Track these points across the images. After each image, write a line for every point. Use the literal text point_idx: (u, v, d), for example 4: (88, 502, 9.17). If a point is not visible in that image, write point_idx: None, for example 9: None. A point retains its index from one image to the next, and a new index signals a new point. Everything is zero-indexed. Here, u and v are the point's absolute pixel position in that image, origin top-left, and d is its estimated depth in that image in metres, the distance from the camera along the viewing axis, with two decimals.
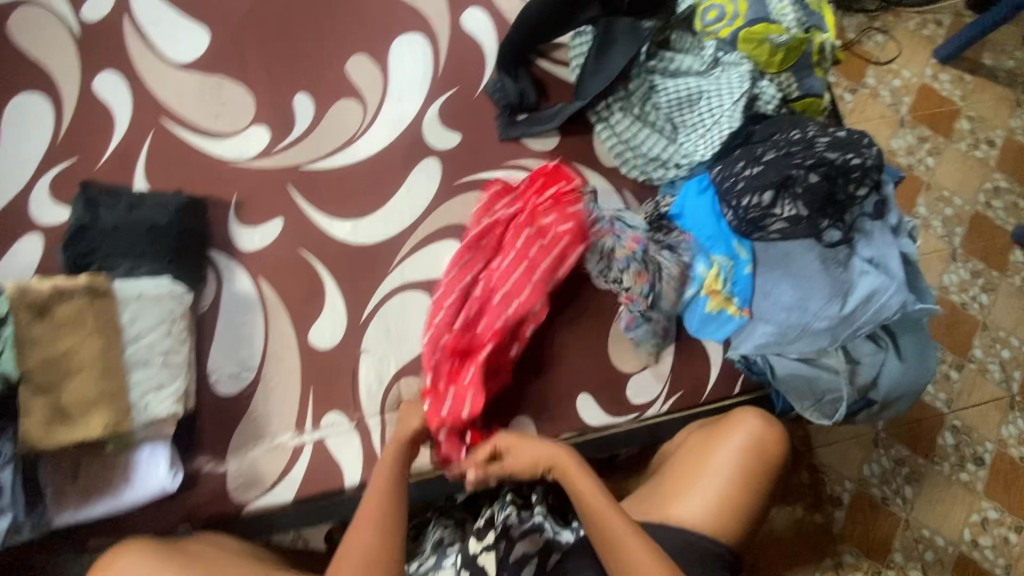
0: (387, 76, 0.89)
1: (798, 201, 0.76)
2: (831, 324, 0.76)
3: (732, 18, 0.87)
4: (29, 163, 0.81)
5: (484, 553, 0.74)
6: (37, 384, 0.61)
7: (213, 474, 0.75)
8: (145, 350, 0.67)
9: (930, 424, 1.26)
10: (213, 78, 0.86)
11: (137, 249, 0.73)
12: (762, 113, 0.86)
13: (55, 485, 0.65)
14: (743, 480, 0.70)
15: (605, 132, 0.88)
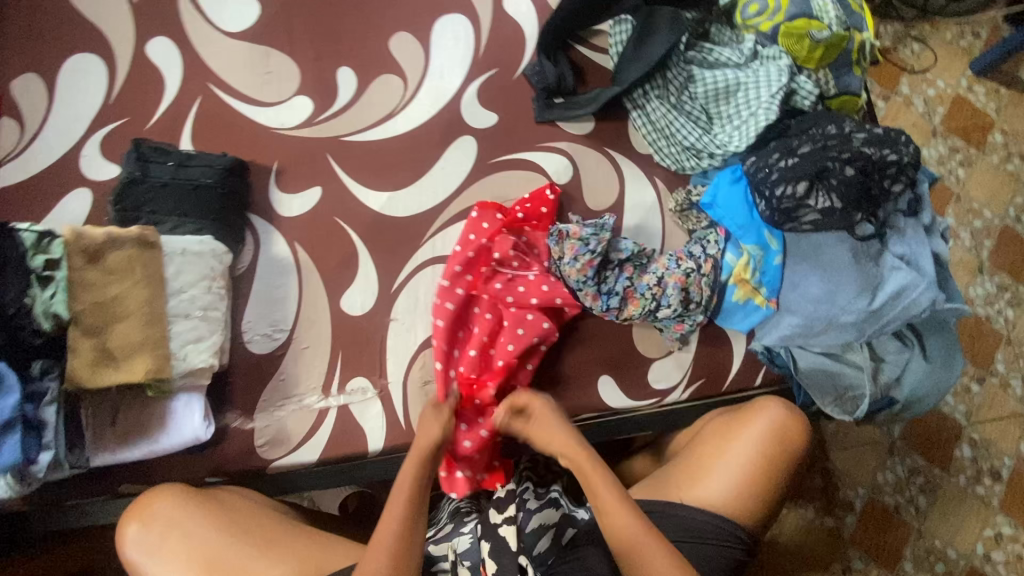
0: (428, 54, 0.90)
1: (833, 193, 0.75)
2: (859, 318, 0.76)
3: (773, 13, 0.86)
4: (82, 121, 0.84)
5: (507, 526, 0.71)
6: (85, 327, 0.63)
7: (242, 430, 0.77)
8: (187, 303, 0.69)
9: (948, 436, 1.25)
10: (261, 48, 0.88)
11: (183, 208, 0.76)
12: (799, 108, 0.86)
13: (94, 427, 0.68)
14: (765, 463, 0.71)
15: (640, 120, 0.89)
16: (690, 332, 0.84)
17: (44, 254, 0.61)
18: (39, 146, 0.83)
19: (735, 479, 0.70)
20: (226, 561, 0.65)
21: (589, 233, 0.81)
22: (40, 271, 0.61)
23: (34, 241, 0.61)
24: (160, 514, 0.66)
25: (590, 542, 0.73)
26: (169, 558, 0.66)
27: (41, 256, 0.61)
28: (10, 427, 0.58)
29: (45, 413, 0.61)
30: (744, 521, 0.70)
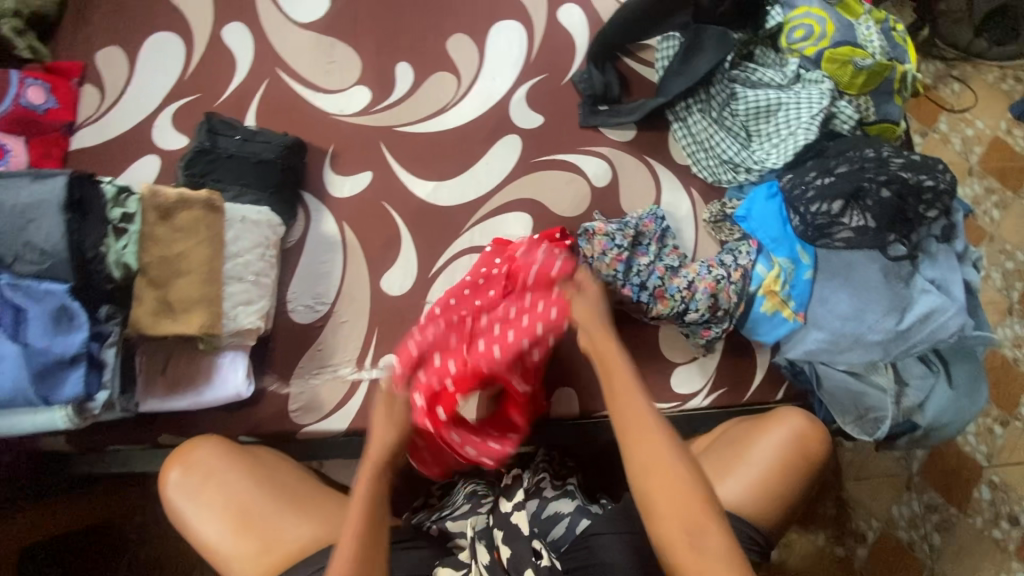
0: (483, 55, 0.95)
1: (867, 213, 0.78)
2: (885, 337, 0.77)
3: (818, 39, 0.89)
4: (158, 93, 0.91)
5: (517, 512, 0.74)
6: (150, 278, 0.67)
7: (277, 394, 0.80)
8: (241, 267, 0.73)
9: (967, 476, 1.22)
10: (327, 39, 0.94)
11: (244, 179, 0.81)
12: (837, 131, 0.88)
13: (147, 374, 0.73)
14: (784, 469, 0.72)
15: (681, 132, 0.93)
16: (716, 340, 0.85)
17: (121, 207, 0.66)
18: (118, 114, 0.90)
19: (754, 481, 0.72)
20: (257, 515, 0.69)
21: (614, 228, 0.84)
22: (117, 222, 0.66)
23: (113, 194, 0.66)
24: (201, 464, 0.71)
25: (608, 530, 0.73)
26: (204, 507, 0.69)
27: (118, 209, 0.66)
28: (75, 362, 0.61)
29: (105, 354, 0.64)
30: (762, 524, 0.71)
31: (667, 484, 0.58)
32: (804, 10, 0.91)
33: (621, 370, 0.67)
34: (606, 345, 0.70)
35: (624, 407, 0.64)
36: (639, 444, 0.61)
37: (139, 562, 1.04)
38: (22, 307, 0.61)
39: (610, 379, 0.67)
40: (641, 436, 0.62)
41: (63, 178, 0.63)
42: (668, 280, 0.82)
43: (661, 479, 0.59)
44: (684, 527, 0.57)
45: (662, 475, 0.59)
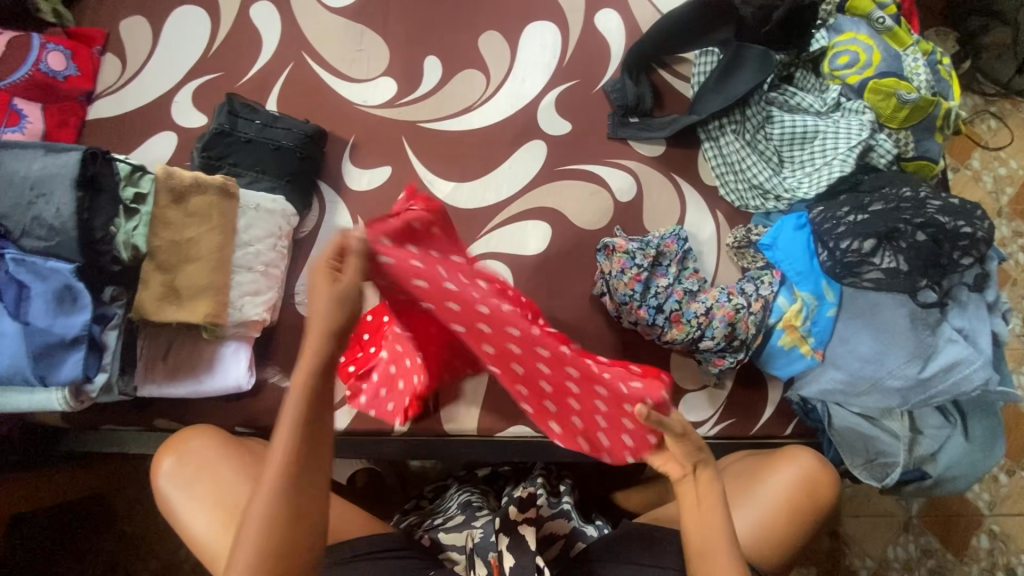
0: (515, 55, 0.92)
1: (900, 254, 0.74)
2: (905, 385, 0.75)
3: (864, 67, 0.86)
4: (179, 68, 0.89)
5: (524, 524, 0.71)
6: (159, 262, 0.66)
7: (276, 387, 0.79)
8: (251, 256, 0.72)
9: (967, 522, 1.20)
10: (358, 25, 0.92)
11: (261, 165, 0.79)
12: (874, 165, 0.85)
13: (148, 358, 0.71)
14: (789, 507, 0.71)
15: (711, 151, 0.90)
16: (728, 370, 0.83)
17: (134, 186, 0.65)
18: (139, 86, 0.88)
19: (757, 517, 0.70)
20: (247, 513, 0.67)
21: (635, 247, 0.81)
22: (129, 202, 0.64)
23: (126, 173, 0.65)
24: (194, 455, 0.70)
25: (605, 557, 0.73)
26: (195, 499, 0.68)
27: (130, 188, 0.65)
28: (76, 344, 0.59)
29: (107, 336, 0.63)
30: (761, 562, 0.70)
31: None
32: (851, 36, 0.88)
33: (716, 517, 0.58)
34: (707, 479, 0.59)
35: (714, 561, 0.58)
36: (707, 538, 0.58)
37: (128, 535, 1.03)
38: (26, 283, 0.59)
39: (706, 525, 0.58)
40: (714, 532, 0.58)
41: (78, 154, 0.61)
42: (694, 306, 0.80)
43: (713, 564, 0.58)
44: None
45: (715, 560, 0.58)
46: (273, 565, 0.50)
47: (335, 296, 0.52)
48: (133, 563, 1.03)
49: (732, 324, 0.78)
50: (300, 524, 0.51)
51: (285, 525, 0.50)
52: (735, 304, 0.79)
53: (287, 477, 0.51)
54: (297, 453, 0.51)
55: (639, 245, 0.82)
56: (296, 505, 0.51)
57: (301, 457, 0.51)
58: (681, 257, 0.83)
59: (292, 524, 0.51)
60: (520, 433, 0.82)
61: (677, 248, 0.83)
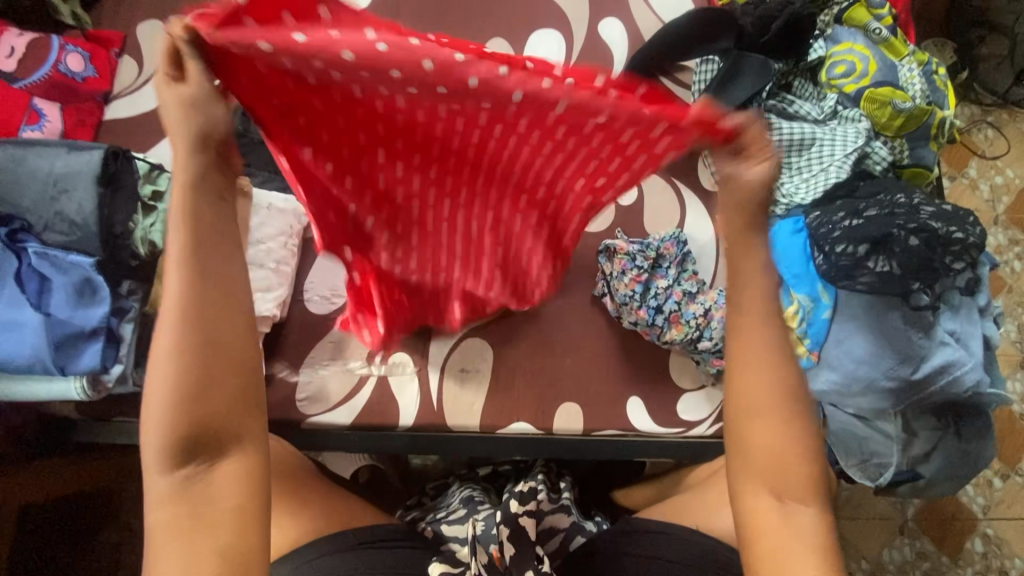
0: None
1: (893, 259, 0.76)
2: (897, 386, 0.76)
3: (861, 76, 0.89)
4: None
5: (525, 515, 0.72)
6: None
7: (285, 381, 0.81)
8: (263, 254, 0.75)
9: (962, 526, 1.21)
10: None
11: (274, 166, 0.82)
12: (869, 172, 0.87)
13: None
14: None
15: (711, 157, 0.93)
16: None
17: (152, 184, 0.67)
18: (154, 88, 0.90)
19: None
20: None
21: (636, 249, 0.83)
22: (147, 199, 0.66)
23: (144, 171, 0.67)
24: None
25: (608, 548, 0.74)
26: None
27: (149, 185, 0.67)
28: (94, 335, 0.61)
29: (123, 329, 0.64)
30: None
31: (769, 421, 0.51)
32: (847, 46, 0.91)
33: (760, 286, 0.50)
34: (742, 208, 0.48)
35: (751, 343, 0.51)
36: (747, 352, 0.51)
37: (132, 528, 1.05)
38: (47, 276, 0.61)
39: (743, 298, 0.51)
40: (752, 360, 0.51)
41: (100, 152, 0.64)
42: (693, 306, 0.81)
43: (752, 401, 0.51)
44: (770, 486, 0.52)
45: (756, 398, 0.51)
46: (196, 367, 0.45)
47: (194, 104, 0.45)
48: (136, 556, 1.04)
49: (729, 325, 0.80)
50: (223, 339, 0.46)
51: (197, 356, 0.45)
52: None
53: (188, 278, 0.45)
54: (196, 258, 0.45)
55: (639, 247, 0.84)
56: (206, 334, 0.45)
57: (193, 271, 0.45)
58: (681, 259, 0.85)
59: (204, 354, 0.45)
60: (524, 430, 0.83)
61: (676, 250, 0.85)
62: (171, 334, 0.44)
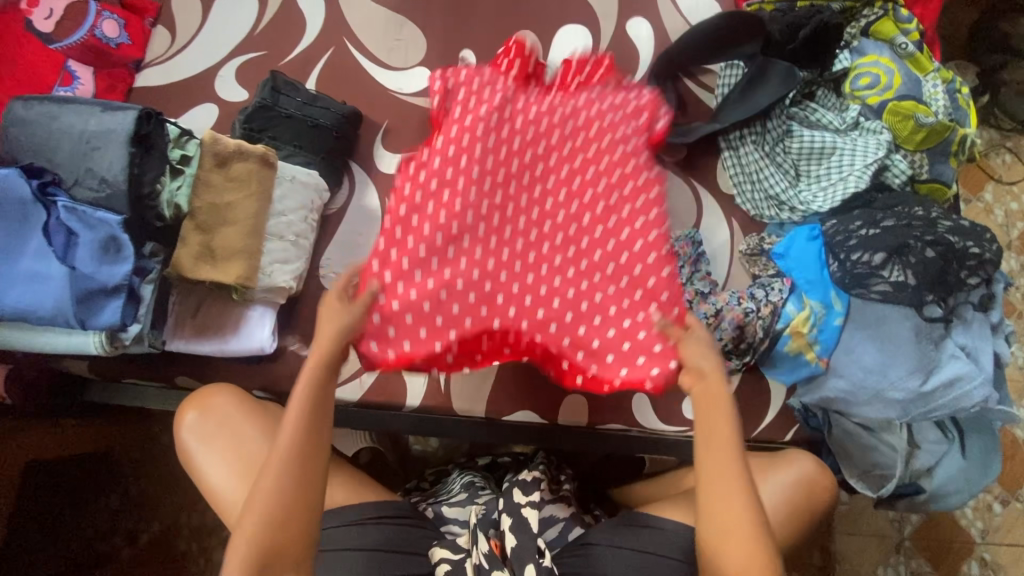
0: (547, 54, 0.96)
1: (908, 269, 0.76)
2: (906, 397, 0.76)
3: (884, 88, 0.89)
4: (226, 44, 0.92)
5: (528, 506, 0.74)
6: (199, 222, 0.69)
7: (296, 355, 0.80)
8: (283, 226, 0.75)
9: (958, 549, 1.21)
10: (399, 16, 0.95)
11: (299, 140, 0.83)
12: (887, 185, 0.87)
13: (177, 315, 0.74)
14: (795, 496, 0.73)
15: (730, 160, 0.92)
16: (735, 371, 0.85)
17: (181, 149, 0.68)
18: (187, 58, 0.92)
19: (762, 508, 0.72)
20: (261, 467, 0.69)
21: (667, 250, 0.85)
22: (176, 163, 0.68)
23: (176, 136, 0.68)
24: (217, 410, 0.72)
25: (603, 542, 0.74)
26: (212, 452, 0.71)
27: (178, 150, 0.68)
28: (116, 292, 0.62)
29: (143, 290, 0.66)
30: None
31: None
32: (873, 59, 0.91)
33: (727, 435, 0.61)
34: (714, 429, 0.61)
35: (719, 491, 0.60)
36: (718, 512, 0.59)
37: (132, 495, 1.07)
38: (74, 231, 0.62)
39: (713, 456, 0.60)
40: (735, 544, 0.58)
41: (134, 113, 0.65)
42: (704, 306, 0.83)
43: (732, 548, 0.58)
44: None
45: (734, 543, 0.58)
46: (284, 503, 0.58)
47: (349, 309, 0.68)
48: (136, 520, 1.06)
49: (738, 330, 0.81)
50: (306, 483, 0.59)
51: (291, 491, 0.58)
52: (745, 309, 0.81)
53: (301, 429, 0.60)
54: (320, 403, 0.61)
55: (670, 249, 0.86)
56: (301, 474, 0.59)
57: (312, 427, 0.60)
58: (694, 260, 0.87)
59: (297, 485, 0.58)
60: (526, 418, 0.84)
61: (688, 248, 0.87)
62: (269, 503, 0.57)
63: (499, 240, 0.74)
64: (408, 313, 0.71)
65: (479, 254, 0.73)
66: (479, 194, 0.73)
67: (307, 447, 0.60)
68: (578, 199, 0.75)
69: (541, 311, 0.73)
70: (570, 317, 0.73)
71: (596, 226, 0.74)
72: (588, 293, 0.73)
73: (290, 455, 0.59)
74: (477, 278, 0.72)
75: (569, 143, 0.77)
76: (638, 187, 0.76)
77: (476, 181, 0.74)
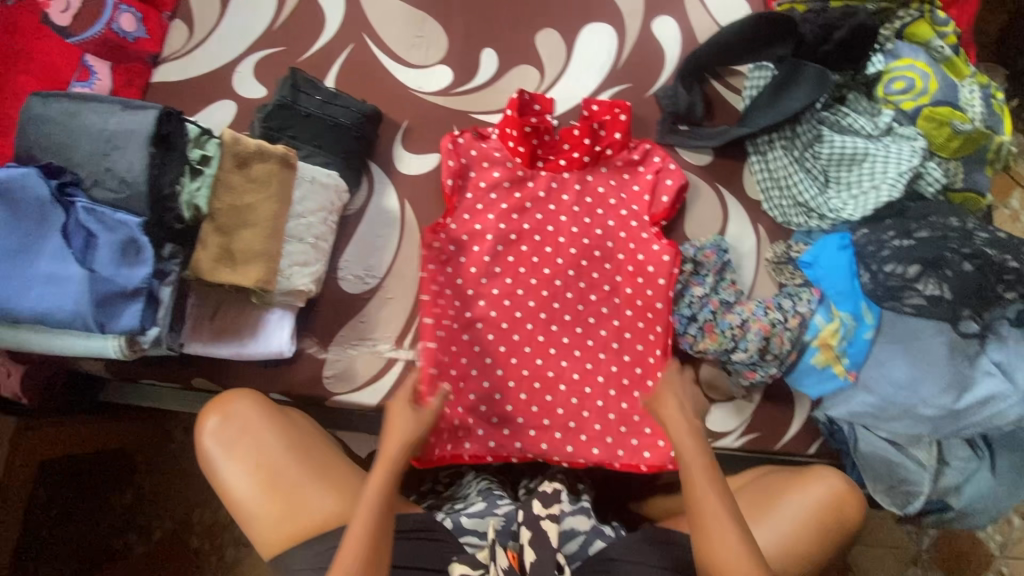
0: (570, 52, 0.93)
1: (944, 283, 0.74)
2: (937, 414, 0.74)
3: (919, 93, 0.87)
4: (244, 40, 0.91)
5: (547, 519, 0.73)
6: (219, 225, 0.67)
7: (314, 357, 0.81)
8: (303, 228, 0.73)
9: (976, 562, 1.19)
10: (420, 12, 0.93)
11: (319, 140, 0.81)
12: (920, 193, 0.86)
13: (195, 318, 0.72)
14: (823, 515, 0.72)
15: (758, 164, 0.90)
16: (759, 384, 0.83)
17: (201, 149, 0.67)
18: (205, 54, 0.90)
19: (789, 525, 0.71)
20: (282, 476, 0.69)
21: (696, 253, 0.85)
22: (196, 163, 0.66)
23: (195, 135, 0.67)
24: (238, 417, 0.71)
25: (625, 557, 0.74)
26: (230, 458, 0.70)
27: (197, 150, 0.67)
28: (136, 296, 0.61)
29: (162, 292, 0.65)
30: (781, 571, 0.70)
31: None
32: (908, 62, 0.88)
33: (705, 476, 0.67)
34: (697, 473, 0.68)
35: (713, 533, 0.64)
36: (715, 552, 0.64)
37: (144, 492, 1.06)
38: (94, 233, 0.61)
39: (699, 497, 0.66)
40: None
41: (154, 113, 0.63)
42: (731, 316, 0.80)
43: None
44: None
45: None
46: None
47: (420, 417, 0.71)
48: (148, 517, 1.06)
49: (765, 342, 0.78)
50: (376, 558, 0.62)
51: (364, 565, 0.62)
52: (773, 321, 0.79)
53: (378, 505, 0.64)
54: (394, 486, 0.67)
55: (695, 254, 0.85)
56: (374, 553, 0.62)
57: (388, 506, 0.65)
58: (720, 268, 0.84)
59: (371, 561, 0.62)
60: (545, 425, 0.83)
61: (716, 253, 0.84)
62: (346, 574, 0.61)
63: (512, 324, 0.84)
64: (446, 332, 0.82)
65: (494, 340, 0.83)
66: (493, 282, 0.84)
67: (382, 524, 0.64)
68: (585, 281, 0.85)
69: (550, 394, 0.83)
70: (575, 398, 0.83)
71: (602, 305, 0.85)
72: (593, 373, 0.83)
73: (367, 529, 0.63)
74: (508, 306, 0.84)
75: (576, 225, 0.86)
76: (644, 268, 0.84)
77: (500, 254, 0.85)
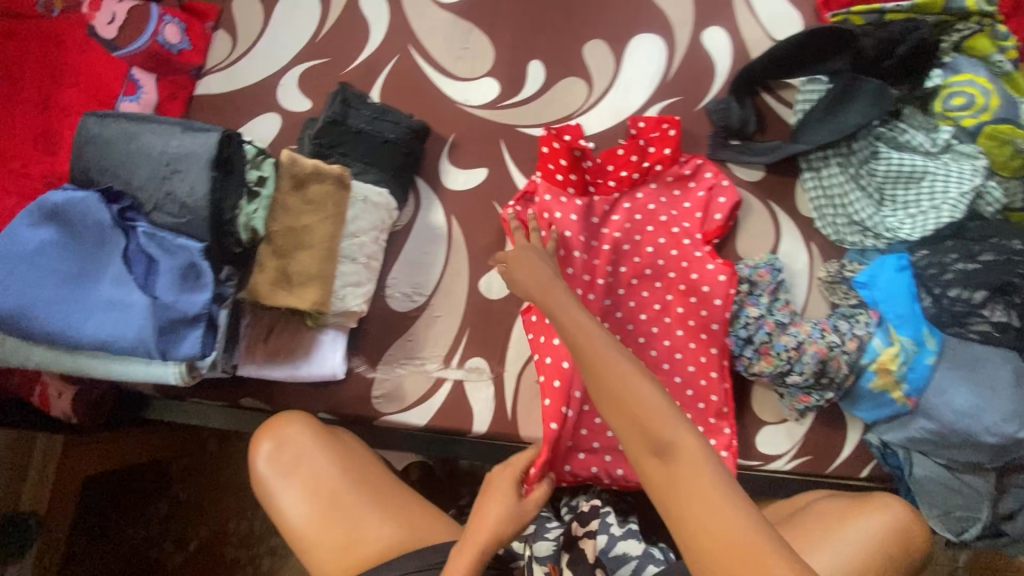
0: (618, 64, 0.91)
1: (1011, 309, 0.74)
2: (1000, 442, 0.72)
3: (980, 110, 0.83)
4: (288, 51, 0.89)
5: (586, 538, 0.72)
6: (276, 247, 0.66)
7: (363, 377, 0.80)
8: (355, 248, 0.72)
9: None
10: (466, 22, 0.91)
11: (369, 156, 0.80)
12: (981, 213, 0.83)
13: (250, 339, 0.72)
14: (886, 544, 0.71)
15: (811, 182, 0.88)
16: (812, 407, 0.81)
17: (257, 169, 0.66)
18: (249, 65, 0.89)
19: (849, 553, 0.70)
20: (341, 503, 0.70)
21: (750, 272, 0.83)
22: (252, 185, 0.66)
23: (252, 155, 0.66)
24: (290, 443, 0.71)
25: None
26: (289, 484, 0.71)
27: (254, 171, 0.66)
28: (195, 322, 0.60)
29: (220, 315, 0.64)
30: None
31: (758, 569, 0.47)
32: (968, 77, 0.84)
33: (655, 408, 0.54)
34: (646, 410, 0.54)
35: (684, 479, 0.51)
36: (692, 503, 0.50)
37: (181, 501, 1.06)
38: (155, 259, 0.60)
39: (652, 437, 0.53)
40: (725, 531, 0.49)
41: (216, 135, 0.62)
42: (784, 338, 0.79)
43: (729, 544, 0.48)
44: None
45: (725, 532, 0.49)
46: None
47: (520, 510, 0.66)
48: (185, 528, 1.06)
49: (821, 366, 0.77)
50: None
51: None
52: (829, 345, 0.77)
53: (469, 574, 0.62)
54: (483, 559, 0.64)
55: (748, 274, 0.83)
56: None
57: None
58: (772, 290, 0.83)
59: None
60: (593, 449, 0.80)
61: (768, 272, 0.83)
62: None
63: None
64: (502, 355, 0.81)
65: None
66: None
67: None
68: (635, 300, 0.84)
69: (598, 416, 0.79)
70: None
71: (651, 324, 0.84)
72: None
73: None
74: None
75: (627, 243, 0.85)
76: (698, 289, 0.82)
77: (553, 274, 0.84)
